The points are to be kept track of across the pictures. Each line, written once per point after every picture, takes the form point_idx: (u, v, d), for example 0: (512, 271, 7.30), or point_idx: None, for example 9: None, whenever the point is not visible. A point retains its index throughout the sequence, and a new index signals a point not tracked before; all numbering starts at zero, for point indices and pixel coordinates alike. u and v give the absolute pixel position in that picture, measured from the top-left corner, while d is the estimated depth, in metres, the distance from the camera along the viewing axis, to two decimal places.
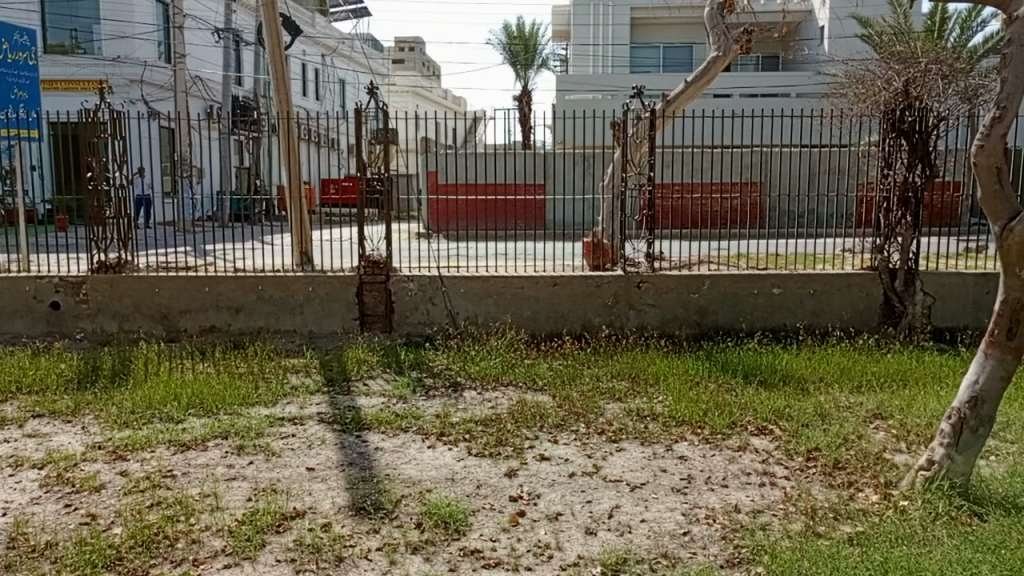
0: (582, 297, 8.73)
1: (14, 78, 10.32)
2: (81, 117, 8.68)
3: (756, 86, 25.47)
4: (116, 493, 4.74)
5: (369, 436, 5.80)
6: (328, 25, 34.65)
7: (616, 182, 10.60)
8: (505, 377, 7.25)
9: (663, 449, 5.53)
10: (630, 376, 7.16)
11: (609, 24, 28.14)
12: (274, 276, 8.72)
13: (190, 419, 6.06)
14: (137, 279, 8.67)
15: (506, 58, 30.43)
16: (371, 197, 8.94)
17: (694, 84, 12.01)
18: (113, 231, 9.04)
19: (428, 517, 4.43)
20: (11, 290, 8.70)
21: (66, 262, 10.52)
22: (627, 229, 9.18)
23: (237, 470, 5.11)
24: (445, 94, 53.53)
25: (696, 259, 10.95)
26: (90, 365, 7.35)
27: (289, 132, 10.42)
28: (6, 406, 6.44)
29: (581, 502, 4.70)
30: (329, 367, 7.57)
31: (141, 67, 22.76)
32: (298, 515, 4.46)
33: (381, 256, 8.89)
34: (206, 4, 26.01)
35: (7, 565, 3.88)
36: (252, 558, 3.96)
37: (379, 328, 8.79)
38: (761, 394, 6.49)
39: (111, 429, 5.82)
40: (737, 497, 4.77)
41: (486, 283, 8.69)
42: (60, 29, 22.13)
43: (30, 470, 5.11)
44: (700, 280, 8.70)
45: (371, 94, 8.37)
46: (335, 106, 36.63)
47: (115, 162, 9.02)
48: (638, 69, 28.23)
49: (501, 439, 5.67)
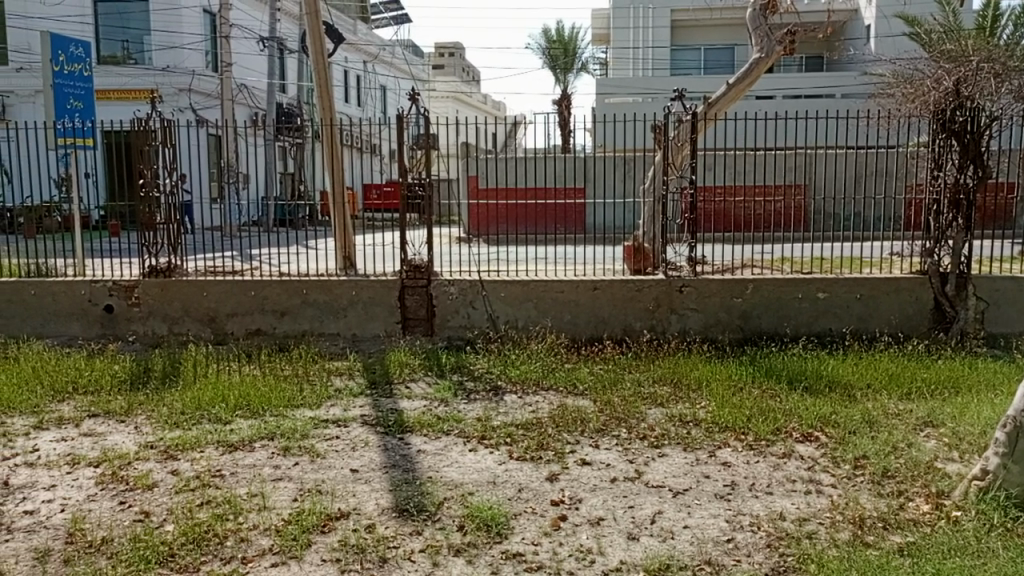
0: (622, 302, 8.70)
1: (69, 88, 10.66)
2: (132, 126, 8.93)
3: (799, 88, 25.16)
4: (168, 491, 4.87)
5: (411, 439, 5.86)
6: (370, 32, 35.17)
7: (656, 185, 10.49)
8: (546, 381, 7.26)
9: (706, 455, 5.49)
10: (671, 382, 7.10)
11: (649, 26, 27.87)
12: (318, 281, 8.86)
13: (236, 420, 6.19)
14: (186, 283, 8.90)
15: (546, 62, 30.47)
16: (412, 202, 9.01)
17: (736, 87, 11.85)
18: (163, 236, 9.29)
19: (471, 519, 4.46)
20: (67, 294, 8.97)
21: (117, 266, 10.83)
22: (667, 233, 9.12)
23: (283, 471, 5.21)
24: (485, 98, 53.76)
25: (738, 263, 10.79)
26: (142, 367, 7.56)
27: (331, 138, 10.59)
28: (63, 405, 6.66)
29: (623, 507, 4.68)
30: (371, 370, 7.67)
31: (189, 76, 23.23)
32: (342, 516, 4.52)
33: (422, 260, 8.95)
34: (251, 13, 26.60)
35: (66, 560, 4.01)
36: (298, 558, 4.03)
37: (420, 331, 8.87)
38: (806, 400, 6.38)
39: (163, 429, 5.98)
40: (782, 504, 4.70)
41: (527, 286, 8.70)
42: (113, 40, 23.06)
43: (86, 468, 5.28)
44: (744, 284, 8.61)
45: (413, 99, 8.48)
46: (376, 112, 37.10)
47: (165, 170, 9.23)
48: (678, 71, 28.07)
49: (542, 443, 5.68)
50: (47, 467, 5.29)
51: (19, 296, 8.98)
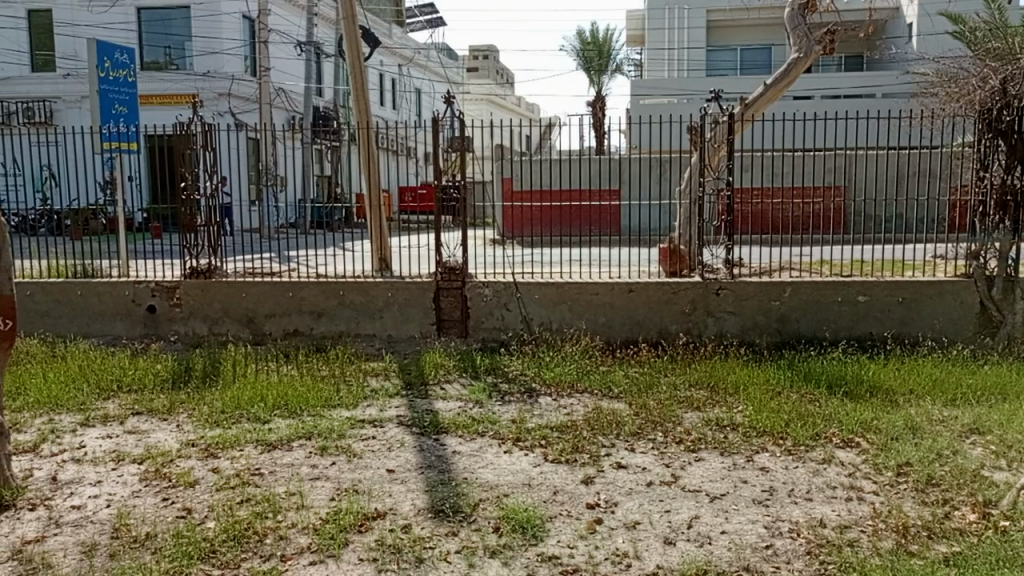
0: (658, 304, 8.64)
1: (115, 94, 10.93)
2: (174, 130, 9.11)
3: (838, 88, 24.87)
4: (210, 488, 4.96)
5: (446, 440, 5.89)
6: (405, 36, 35.47)
7: (692, 186, 10.38)
8: (580, 384, 7.24)
9: (744, 460, 5.42)
10: (708, 385, 7.02)
11: (684, 27, 27.65)
12: (354, 282, 8.95)
13: (275, 419, 6.28)
14: (226, 284, 9.05)
15: (580, 64, 30.42)
16: (447, 204, 9.06)
17: (774, 87, 11.67)
18: (203, 238, 9.45)
19: (506, 521, 4.46)
20: (112, 295, 9.18)
21: (159, 268, 11.06)
22: (705, 236, 9.04)
23: (320, 470, 5.27)
24: (519, 101, 53.82)
25: (777, 266, 10.66)
26: (182, 366, 7.72)
27: (368, 141, 10.69)
28: (108, 403, 6.83)
29: (660, 511, 4.65)
30: (407, 371, 7.73)
31: (228, 80, 23.49)
32: (379, 515, 4.56)
33: (457, 262, 8.99)
34: (289, 18, 27.01)
35: (112, 554, 4.11)
36: (336, 556, 4.08)
37: (455, 333, 8.92)
38: (846, 406, 6.27)
39: (204, 428, 6.10)
40: (822, 511, 4.62)
41: (561, 288, 8.68)
42: (156, 47, 23.66)
43: (130, 465, 5.40)
44: (782, 286, 8.50)
45: (448, 102, 8.53)
46: (411, 115, 37.40)
47: (205, 173, 9.38)
48: (714, 72, 27.82)
49: (577, 446, 5.66)
50: (93, 463, 5.42)
51: (67, 296, 9.22)
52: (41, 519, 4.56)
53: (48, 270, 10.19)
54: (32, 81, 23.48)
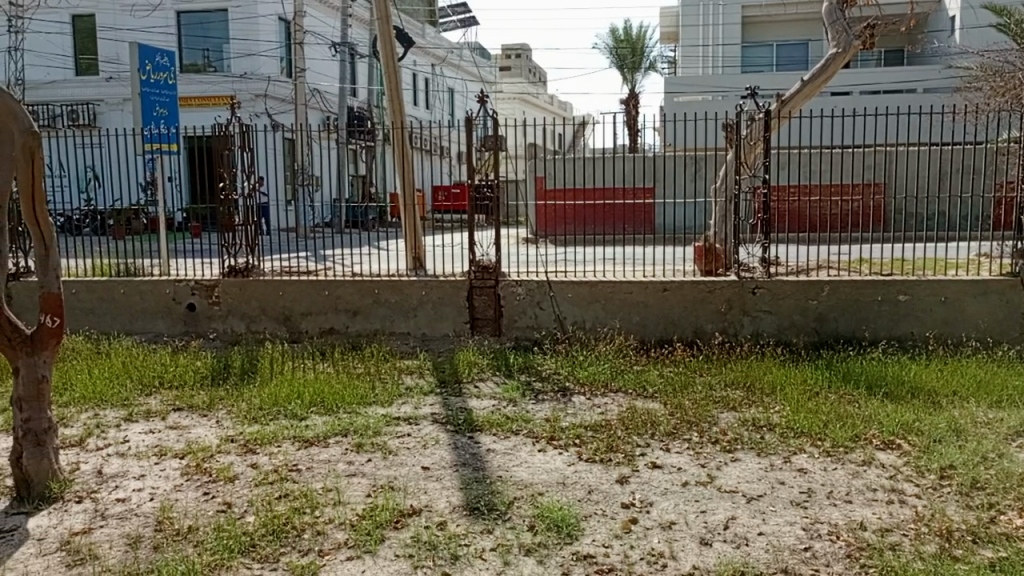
0: (693, 303, 8.57)
1: (156, 96, 11.14)
2: (213, 131, 9.27)
3: (878, 83, 24.43)
4: (249, 484, 5.05)
5: (481, 438, 5.91)
6: (438, 36, 35.65)
7: (727, 184, 10.27)
8: (614, 383, 7.21)
9: (781, 461, 5.35)
10: (744, 386, 6.95)
11: (718, 23, 27.36)
12: (389, 281, 9.03)
13: (311, 416, 6.36)
14: (264, 282, 9.19)
15: (613, 62, 30.27)
16: (480, 203, 9.09)
17: (811, 83, 11.48)
18: (241, 237, 9.59)
19: (541, 519, 4.47)
20: (153, 293, 9.38)
21: (198, 266, 11.26)
22: (741, 234, 8.95)
23: (357, 467, 5.33)
24: (552, 99, 53.72)
25: (814, 264, 10.51)
26: (221, 363, 7.86)
27: (402, 141, 10.76)
28: (150, 399, 6.98)
29: (696, 512, 4.61)
30: (441, 369, 7.78)
31: (265, 82, 23.80)
32: (414, 512, 4.60)
33: (491, 260, 9.01)
34: (324, 20, 27.31)
35: (155, 546, 4.20)
36: (372, 552, 4.12)
37: (488, 331, 8.94)
38: (887, 407, 6.15)
39: (243, 424, 6.20)
40: (862, 514, 4.54)
41: (595, 287, 8.66)
42: (195, 49, 24.11)
43: (172, 460, 5.51)
44: (820, 286, 8.37)
45: (481, 101, 8.55)
46: (445, 114, 37.56)
47: (243, 173, 9.52)
48: (749, 69, 27.49)
49: (612, 445, 5.64)
50: (137, 457, 5.55)
51: (110, 294, 9.43)
52: (87, 512, 4.68)
53: (93, 268, 10.45)
54: (77, 84, 24.07)
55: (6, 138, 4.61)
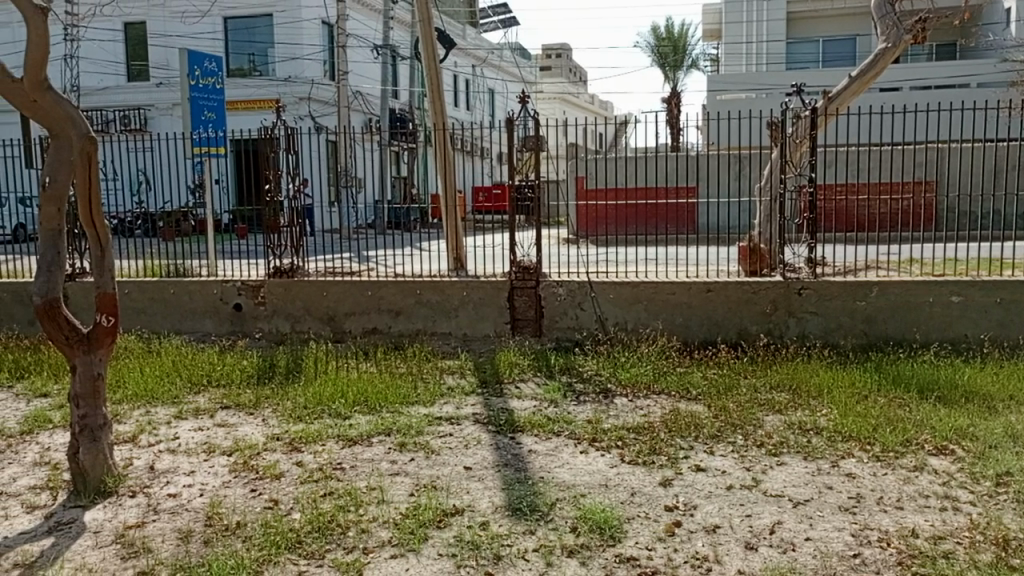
0: (738, 303, 8.45)
1: (204, 100, 11.40)
2: (259, 135, 9.43)
3: (929, 78, 23.81)
4: (294, 481, 5.13)
5: (522, 439, 5.91)
6: (479, 37, 35.80)
7: (772, 183, 10.10)
8: (657, 385, 7.14)
9: (828, 465, 5.25)
10: (790, 388, 6.83)
11: (763, 20, 26.97)
12: (431, 281, 9.09)
13: (355, 415, 6.44)
14: (309, 283, 9.33)
15: (654, 60, 30.03)
16: (521, 204, 9.10)
17: (859, 79, 11.22)
18: (286, 238, 9.75)
19: (584, 521, 4.45)
20: (201, 293, 9.59)
21: (245, 267, 11.48)
22: (786, 234, 8.79)
23: (400, 466, 5.38)
24: (592, 99, 53.48)
25: (862, 264, 10.31)
26: (267, 362, 8.01)
27: (443, 142, 10.82)
28: (199, 397, 7.14)
29: (741, 516, 4.55)
30: (482, 369, 7.81)
31: (309, 85, 24.12)
32: (457, 511, 4.62)
33: (531, 261, 9.02)
34: (366, 23, 27.63)
35: (205, 541, 4.29)
36: (416, 551, 4.15)
37: (529, 332, 8.95)
38: (940, 411, 5.99)
39: (289, 422, 6.31)
40: (914, 520, 4.43)
41: (636, 287, 8.60)
42: (241, 54, 24.57)
43: (221, 457, 5.63)
44: (868, 286, 8.19)
45: (522, 101, 8.55)
46: (485, 116, 37.69)
47: (288, 175, 9.67)
48: (794, 65, 27.06)
49: (654, 448, 5.59)
50: (186, 454, 5.68)
51: (161, 295, 9.67)
52: (140, 506, 4.81)
53: (144, 269, 10.73)
54: (128, 90, 24.76)
55: (66, 142, 4.80)
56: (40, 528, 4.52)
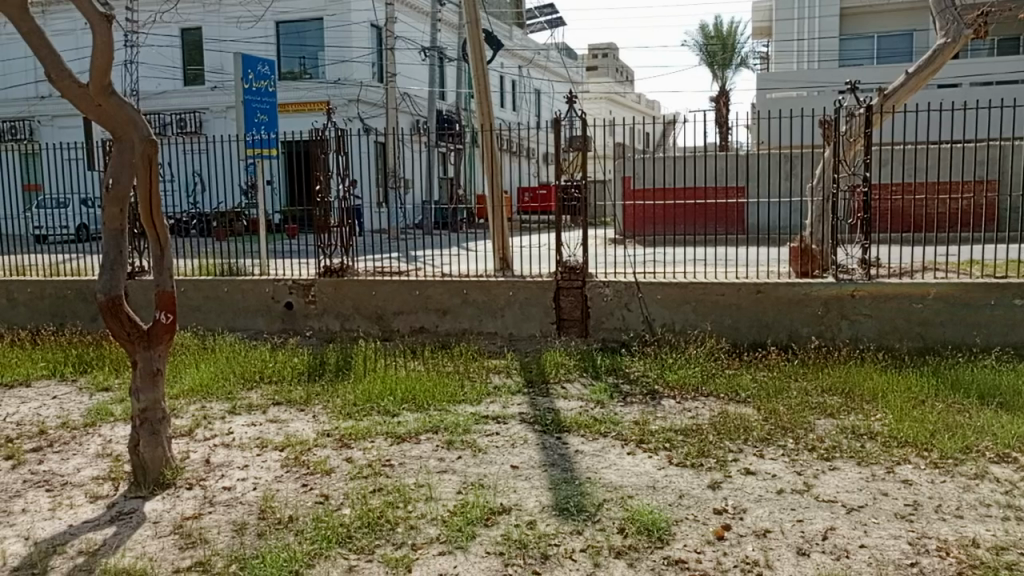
0: (788, 305, 8.31)
1: (257, 103, 11.67)
2: (310, 137, 9.60)
3: (991, 74, 23.08)
4: (345, 477, 5.21)
5: (569, 439, 5.91)
6: (526, 38, 35.86)
7: (825, 183, 9.88)
8: (705, 387, 7.05)
9: (883, 471, 5.13)
10: (842, 392, 6.68)
11: (815, 16, 26.49)
12: (478, 281, 9.14)
13: (403, 413, 6.52)
14: (358, 283, 9.46)
15: (703, 59, 29.65)
16: (568, 203, 9.09)
17: (916, 77, 10.91)
18: (336, 238, 9.92)
19: (631, 522, 4.43)
20: (254, 292, 9.80)
21: (295, 266, 11.68)
22: (838, 234, 8.59)
23: (447, 464, 5.42)
24: (640, 97, 53.12)
25: (917, 266, 10.02)
26: (318, 360, 8.14)
27: (490, 143, 10.86)
28: (252, 393, 7.30)
29: (792, 520, 4.47)
30: (528, 369, 7.83)
31: (358, 87, 24.51)
32: (504, 510, 4.64)
33: (578, 261, 8.99)
34: (414, 25, 27.92)
35: (259, 534, 4.40)
36: (464, 548, 4.18)
37: (575, 333, 8.93)
38: (1002, 418, 5.79)
39: (338, 419, 6.41)
40: (975, 530, 4.30)
41: (684, 289, 8.51)
42: (292, 57, 25.03)
43: (273, 452, 5.76)
44: (925, 289, 7.97)
45: (570, 101, 8.52)
46: (531, 116, 37.70)
47: (338, 176, 9.83)
48: (848, 62, 26.51)
49: (703, 450, 5.53)
50: (240, 448, 5.82)
51: (215, 293, 9.91)
52: (197, 498, 4.95)
53: (199, 268, 11.02)
54: (185, 94, 25.49)
55: (128, 144, 4.97)
56: (103, 517, 4.68)
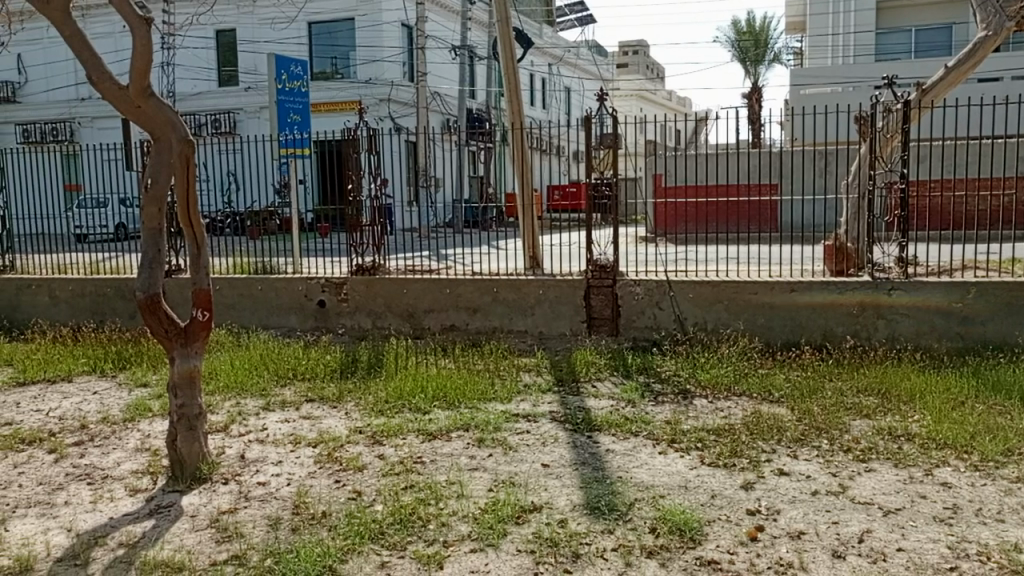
0: (823, 304, 8.19)
1: (290, 104, 11.82)
2: (342, 136, 9.69)
3: None
4: (377, 474, 5.26)
5: (600, 438, 5.89)
6: (556, 35, 35.78)
7: (861, 180, 9.71)
8: (737, 387, 6.98)
9: (921, 473, 5.03)
10: (879, 393, 6.57)
11: (851, 10, 25.96)
12: (508, 280, 9.15)
13: (435, 410, 6.56)
14: (390, 281, 9.52)
15: (735, 55, 29.21)
16: (598, 202, 9.06)
17: (955, 71, 10.70)
18: (368, 237, 10.00)
19: (663, 522, 4.41)
20: (287, 290, 9.92)
21: (328, 265, 11.80)
22: (874, 232, 8.45)
23: (478, 461, 5.44)
24: (671, 94, 52.70)
25: (956, 264, 9.81)
26: (350, 357, 8.21)
27: (520, 142, 10.86)
28: (285, 390, 7.40)
29: (827, 522, 4.41)
30: (558, 367, 7.83)
31: (389, 87, 24.71)
32: (535, 509, 4.64)
33: (608, 260, 8.96)
34: (445, 24, 28.04)
35: (294, 529, 4.46)
36: (495, 546, 4.19)
37: (606, 331, 8.89)
38: None
39: (370, 416, 6.47)
40: (1016, 534, 4.20)
41: (716, 287, 8.43)
42: (324, 58, 25.27)
43: (307, 448, 5.83)
44: (965, 287, 7.82)
45: (600, 98, 8.49)
46: (561, 114, 37.60)
47: (370, 175, 9.91)
48: (884, 57, 26.10)
49: (736, 450, 5.48)
50: (274, 444, 5.90)
51: (250, 291, 10.05)
52: (233, 493, 5.03)
53: (234, 267, 11.20)
54: (219, 95, 25.89)
55: (166, 145, 5.05)
56: (142, 510, 4.78)
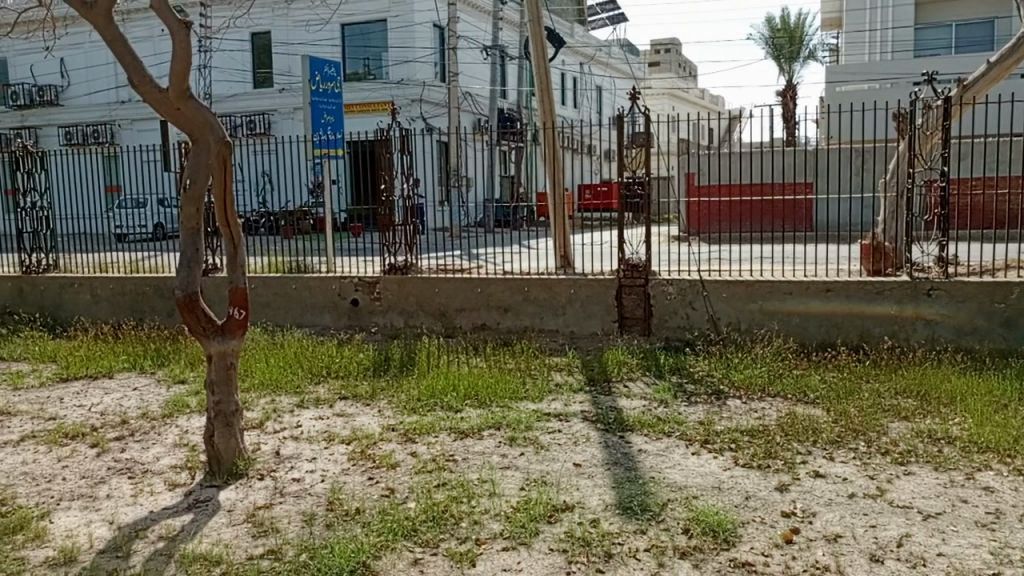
0: (860, 304, 8.05)
1: (324, 104, 11.93)
2: (375, 136, 9.77)
3: None
4: (409, 471, 5.30)
5: (632, 438, 5.86)
6: (587, 35, 35.66)
7: (899, 178, 9.52)
8: (772, 388, 6.90)
9: (962, 477, 4.92)
10: (917, 395, 6.44)
11: (889, 5, 25.48)
12: (540, 279, 9.14)
13: (466, 409, 6.58)
14: (422, 280, 9.58)
15: (769, 52, 28.91)
16: (630, 200, 9.01)
17: (997, 67, 10.45)
18: (400, 236, 10.06)
19: (696, 523, 4.37)
20: (321, 288, 10.02)
21: (360, 264, 11.90)
22: (913, 231, 8.29)
23: (509, 460, 5.45)
24: (704, 93, 52.18)
25: (998, 264, 9.58)
26: (382, 355, 8.27)
27: (551, 141, 10.83)
28: (319, 387, 7.48)
29: (864, 525, 4.34)
30: (590, 367, 7.81)
31: (420, 87, 24.85)
32: (567, 508, 4.63)
33: (641, 259, 8.90)
34: (477, 24, 28.11)
35: (328, 525, 4.51)
36: (527, 544, 4.20)
37: (638, 331, 8.84)
38: None
39: (403, 413, 6.52)
40: None
41: (750, 286, 8.34)
42: (357, 59, 25.50)
43: (340, 445, 5.89)
44: (1008, 287, 7.64)
45: (633, 97, 8.44)
46: (592, 113, 37.44)
47: (402, 175, 9.96)
48: (923, 52, 25.54)
49: (770, 451, 5.42)
50: (308, 441, 5.97)
51: (284, 290, 10.18)
52: (268, 488, 5.10)
53: (268, 266, 11.35)
54: (255, 96, 26.25)
55: (204, 145, 5.14)
56: (181, 504, 4.87)
